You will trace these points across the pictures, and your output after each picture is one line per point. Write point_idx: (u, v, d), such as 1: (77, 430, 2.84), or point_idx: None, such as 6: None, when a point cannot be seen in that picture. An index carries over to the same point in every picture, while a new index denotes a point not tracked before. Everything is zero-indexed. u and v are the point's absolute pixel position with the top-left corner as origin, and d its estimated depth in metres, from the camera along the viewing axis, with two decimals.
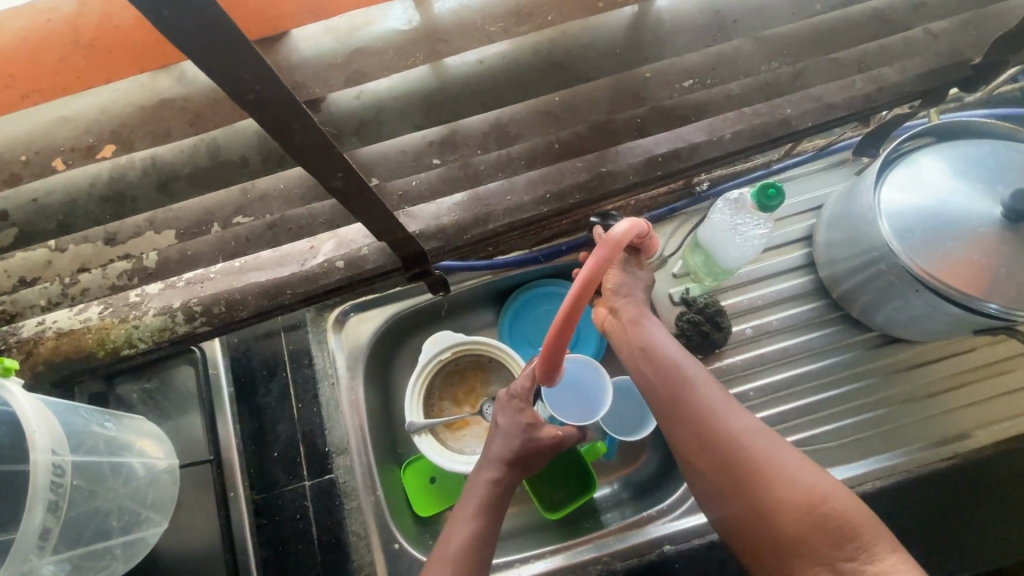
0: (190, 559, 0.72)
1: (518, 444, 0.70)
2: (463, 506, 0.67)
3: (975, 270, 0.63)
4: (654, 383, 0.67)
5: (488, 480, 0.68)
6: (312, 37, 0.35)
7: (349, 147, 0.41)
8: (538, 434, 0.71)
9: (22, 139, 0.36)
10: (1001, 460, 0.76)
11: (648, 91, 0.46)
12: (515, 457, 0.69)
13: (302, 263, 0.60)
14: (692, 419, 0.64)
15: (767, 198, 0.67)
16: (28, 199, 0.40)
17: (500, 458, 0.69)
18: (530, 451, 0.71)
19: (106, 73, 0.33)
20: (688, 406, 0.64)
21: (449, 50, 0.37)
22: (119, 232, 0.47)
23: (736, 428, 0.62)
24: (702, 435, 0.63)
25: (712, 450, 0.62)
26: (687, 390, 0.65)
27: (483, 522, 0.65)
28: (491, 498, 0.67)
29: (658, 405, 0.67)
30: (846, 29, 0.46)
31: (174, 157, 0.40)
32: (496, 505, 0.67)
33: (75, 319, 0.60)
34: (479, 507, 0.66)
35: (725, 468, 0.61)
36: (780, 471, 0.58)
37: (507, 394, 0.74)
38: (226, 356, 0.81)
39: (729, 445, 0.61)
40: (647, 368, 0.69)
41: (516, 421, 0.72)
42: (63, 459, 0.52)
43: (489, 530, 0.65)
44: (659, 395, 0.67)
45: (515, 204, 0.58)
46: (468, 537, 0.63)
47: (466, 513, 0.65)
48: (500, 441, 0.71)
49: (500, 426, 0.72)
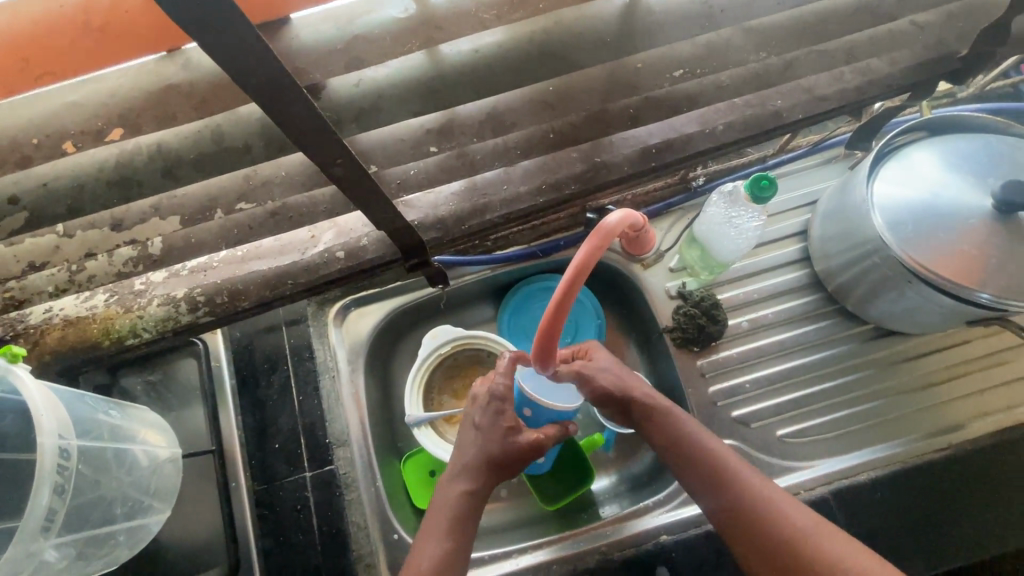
0: (193, 549, 0.73)
1: (496, 449, 0.66)
2: (433, 522, 0.63)
3: (968, 262, 0.64)
4: (686, 465, 0.64)
5: (459, 494, 0.64)
6: (313, 25, 0.36)
7: (349, 133, 0.42)
8: (515, 437, 0.66)
9: (34, 123, 0.37)
10: (995, 451, 0.77)
11: (640, 81, 0.47)
12: (489, 464, 0.65)
13: (303, 253, 0.61)
14: (733, 501, 0.60)
15: (759, 189, 0.68)
16: (39, 183, 0.41)
17: (473, 465, 0.65)
18: (508, 458, 0.66)
19: (119, 49, 0.34)
20: (727, 485, 0.61)
21: (445, 37, 0.38)
22: (125, 218, 0.48)
23: (778, 505, 0.59)
24: (745, 521, 0.59)
25: (759, 536, 0.58)
26: (722, 469, 0.62)
27: (453, 540, 0.61)
28: (462, 512, 0.63)
29: (693, 489, 0.64)
30: (831, 19, 0.47)
31: (180, 143, 0.41)
32: (467, 521, 0.63)
33: (82, 307, 0.61)
34: (449, 524, 0.62)
35: (776, 556, 0.57)
36: (828, 550, 0.55)
37: (487, 391, 0.69)
38: (228, 349, 0.83)
39: (774, 526, 0.58)
40: (676, 453, 0.65)
41: (494, 425, 0.67)
42: (69, 443, 0.54)
43: (459, 548, 0.61)
44: (692, 479, 0.63)
45: (512, 194, 0.59)
46: (438, 557, 0.60)
47: (435, 529, 0.62)
48: (474, 447, 0.67)
49: (478, 432, 0.68)
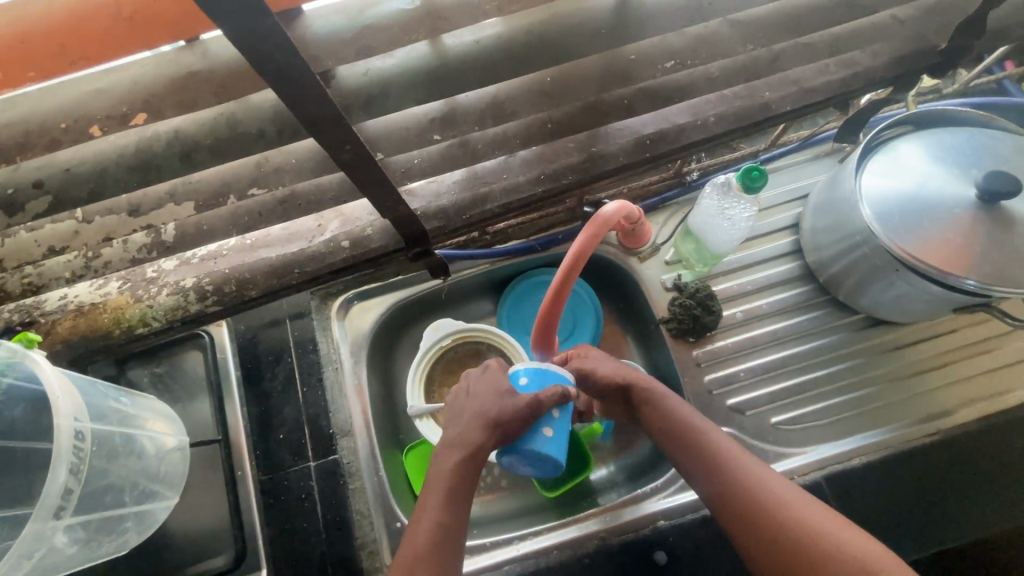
0: (200, 536, 0.75)
1: (492, 415, 0.64)
2: (429, 491, 0.62)
3: (951, 249, 0.66)
4: (683, 446, 0.65)
5: (456, 464, 0.62)
6: (325, 15, 0.38)
7: (357, 119, 0.45)
8: (512, 400, 0.65)
9: (62, 109, 0.39)
10: (982, 436, 0.79)
11: (634, 71, 0.49)
12: (485, 428, 0.63)
13: (309, 241, 0.63)
14: (726, 485, 0.61)
15: (750, 179, 0.70)
16: (62, 168, 0.43)
17: (469, 432, 0.64)
18: (505, 419, 0.63)
19: (146, 39, 0.36)
20: (720, 469, 0.62)
21: (449, 27, 0.40)
22: (142, 204, 0.50)
23: (770, 489, 0.59)
24: (737, 505, 0.60)
25: (750, 518, 0.58)
26: (720, 450, 0.63)
27: (450, 512, 0.60)
28: (458, 479, 0.61)
29: (689, 474, 0.65)
30: (815, 12, 0.50)
31: (196, 130, 0.43)
32: (464, 490, 0.61)
33: (96, 294, 0.62)
34: (446, 494, 0.60)
35: (765, 538, 0.57)
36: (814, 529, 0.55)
37: (486, 366, 0.72)
38: (234, 341, 0.84)
39: (765, 509, 0.58)
40: (673, 435, 0.66)
41: (492, 392, 0.67)
42: (84, 426, 0.55)
43: (456, 520, 0.60)
44: (687, 464, 0.64)
45: (511, 183, 0.61)
46: (435, 528, 0.58)
47: (432, 500, 0.60)
48: (471, 415, 0.65)
49: (477, 400, 0.67)
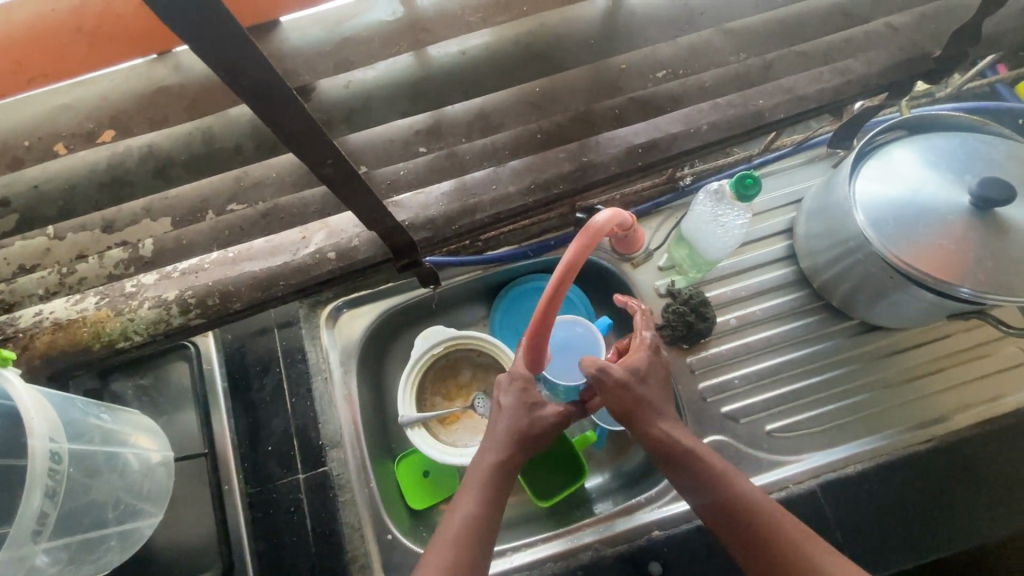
0: (185, 552, 0.73)
1: (525, 425, 0.65)
2: (466, 487, 0.62)
3: (945, 256, 0.65)
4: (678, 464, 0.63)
5: (488, 465, 0.63)
6: (302, 28, 0.36)
7: (338, 133, 0.43)
8: (543, 414, 0.66)
9: (26, 125, 0.38)
10: (976, 442, 0.78)
11: (624, 82, 0.48)
12: (519, 436, 0.64)
13: (294, 253, 0.62)
14: (720, 498, 0.61)
15: (744, 187, 0.70)
16: (30, 185, 0.42)
17: (503, 437, 0.64)
18: (538, 432, 0.66)
19: (115, 52, 0.35)
20: (713, 484, 0.62)
21: (431, 38, 0.39)
22: (116, 220, 0.48)
23: (756, 504, 0.60)
24: (730, 517, 0.60)
25: (737, 529, 0.60)
26: (711, 467, 0.62)
27: (486, 509, 0.60)
28: (496, 480, 0.62)
29: (681, 485, 0.64)
30: (808, 21, 0.49)
31: (171, 145, 0.41)
32: (499, 488, 0.62)
33: (72, 310, 0.61)
34: (480, 490, 0.61)
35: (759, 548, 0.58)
36: (796, 548, 0.57)
37: (508, 376, 0.69)
38: (220, 351, 0.82)
39: (751, 523, 0.59)
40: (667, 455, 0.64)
41: (521, 402, 0.66)
42: (61, 446, 0.54)
43: (490, 519, 0.60)
44: (683, 478, 0.63)
45: (501, 194, 0.60)
46: (470, 523, 0.59)
47: (466, 497, 0.61)
48: (502, 423, 0.65)
49: (505, 410, 0.66)
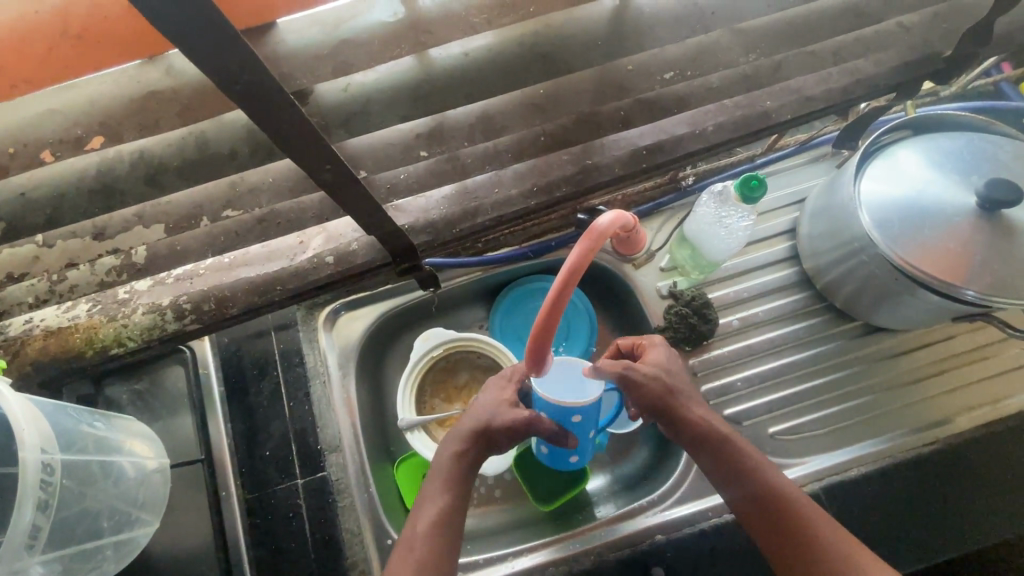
0: (181, 560, 0.72)
1: (487, 419, 0.63)
2: (430, 482, 0.63)
3: (953, 258, 0.64)
4: (711, 454, 0.63)
5: (450, 458, 0.63)
6: (300, 29, 0.35)
7: (338, 137, 0.42)
8: (507, 411, 0.63)
9: (11, 131, 0.36)
10: (980, 444, 0.78)
11: (631, 83, 0.47)
12: (483, 430, 0.63)
13: (291, 259, 0.61)
14: (750, 491, 0.61)
15: (749, 188, 0.69)
16: (16, 192, 0.41)
17: (465, 429, 0.64)
18: (501, 428, 0.63)
19: (104, 54, 0.33)
20: (744, 477, 0.62)
21: (433, 40, 0.37)
22: (107, 226, 0.47)
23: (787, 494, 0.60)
24: (762, 508, 0.60)
25: (767, 521, 0.60)
26: (743, 458, 0.63)
27: (448, 502, 0.60)
28: (458, 473, 0.62)
29: (713, 478, 0.64)
30: (818, 21, 0.47)
31: (163, 150, 0.40)
32: (464, 481, 0.62)
33: (64, 317, 0.60)
34: (443, 483, 0.61)
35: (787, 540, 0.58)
36: (826, 540, 0.57)
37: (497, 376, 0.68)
38: (216, 355, 0.81)
39: (782, 516, 0.59)
40: (700, 446, 0.64)
41: (495, 399, 0.65)
42: (52, 457, 0.52)
43: (455, 512, 0.60)
44: (713, 471, 0.63)
45: (504, 197, 0.59)
46: (431, 517, 0.59)
47: (432, 493, 0.61)
48: (468, 418, 0.65)
49: (477, 406, 0.66)
